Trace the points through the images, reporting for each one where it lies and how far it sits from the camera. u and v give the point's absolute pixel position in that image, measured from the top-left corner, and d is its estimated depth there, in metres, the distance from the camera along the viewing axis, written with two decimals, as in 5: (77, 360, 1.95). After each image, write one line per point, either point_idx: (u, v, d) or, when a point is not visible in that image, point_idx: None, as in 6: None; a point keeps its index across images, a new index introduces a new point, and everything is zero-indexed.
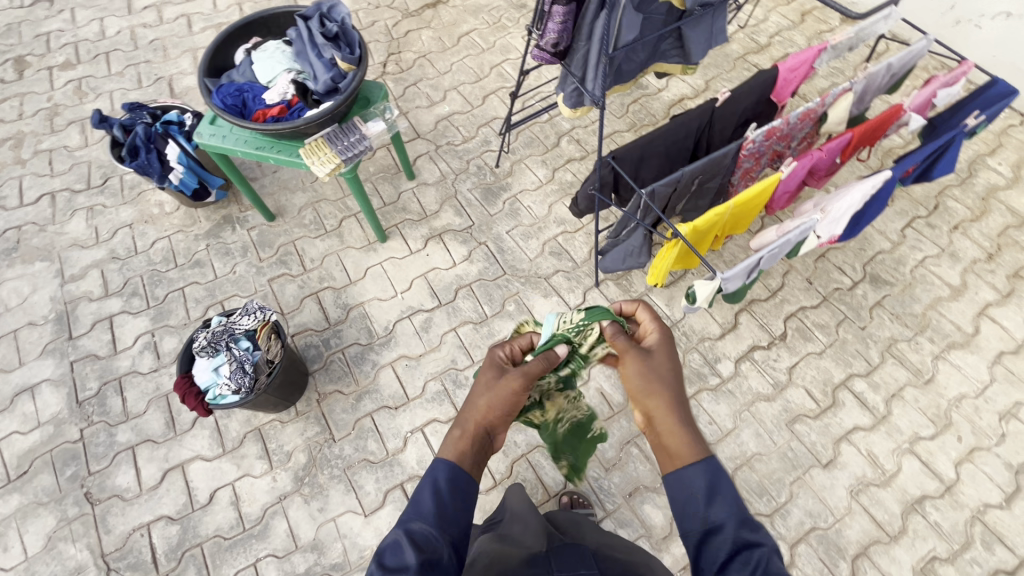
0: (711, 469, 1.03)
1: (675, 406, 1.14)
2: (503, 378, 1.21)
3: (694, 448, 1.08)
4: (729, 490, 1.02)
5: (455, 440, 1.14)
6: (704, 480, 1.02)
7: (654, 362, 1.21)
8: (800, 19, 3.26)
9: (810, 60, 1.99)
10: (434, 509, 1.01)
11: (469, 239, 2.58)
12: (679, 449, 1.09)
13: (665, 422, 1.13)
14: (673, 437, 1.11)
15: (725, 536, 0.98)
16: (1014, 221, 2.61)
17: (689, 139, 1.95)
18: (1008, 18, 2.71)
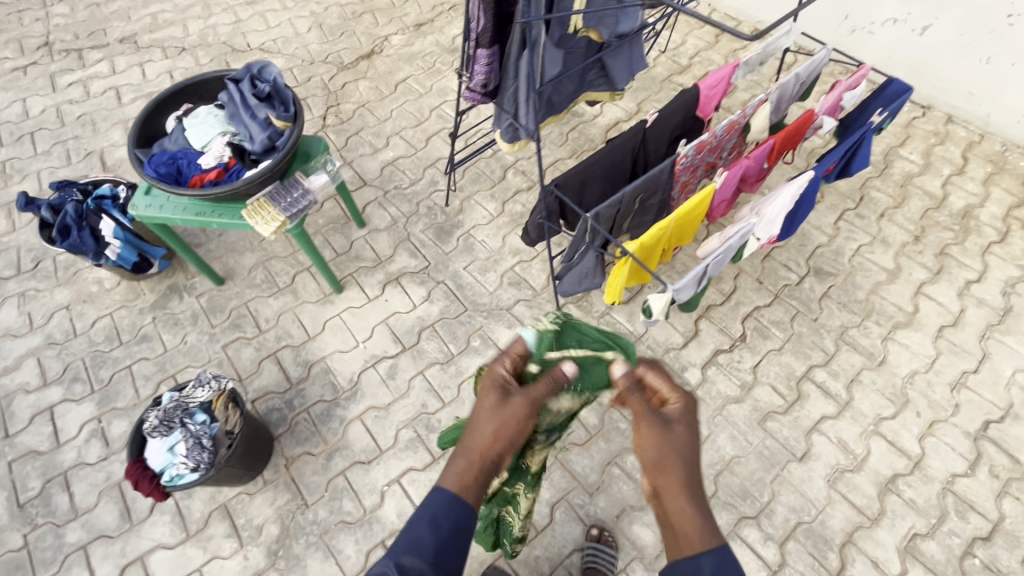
0: (719, 564, 1.04)
1: (690, 484, 1.14)
2: (515, 405, 1.23)
3: (709, 537, 1.07)
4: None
5: (458, 471, 1.18)
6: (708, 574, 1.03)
7: (674, 434, 1.19)
8: (715, 40, 3.50)
9: (726, 77, 2.13)
10: (431, 541, 1.09)
11: (426, 280, 2.57)
12: (693, 534, 1.08)
13: (678, 501, 1.12)
14: (686, 519, 1.10)
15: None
16: (932, 204, 2.81)
17: (625, 159, 2.03)
18: (894, 24, 3.00)
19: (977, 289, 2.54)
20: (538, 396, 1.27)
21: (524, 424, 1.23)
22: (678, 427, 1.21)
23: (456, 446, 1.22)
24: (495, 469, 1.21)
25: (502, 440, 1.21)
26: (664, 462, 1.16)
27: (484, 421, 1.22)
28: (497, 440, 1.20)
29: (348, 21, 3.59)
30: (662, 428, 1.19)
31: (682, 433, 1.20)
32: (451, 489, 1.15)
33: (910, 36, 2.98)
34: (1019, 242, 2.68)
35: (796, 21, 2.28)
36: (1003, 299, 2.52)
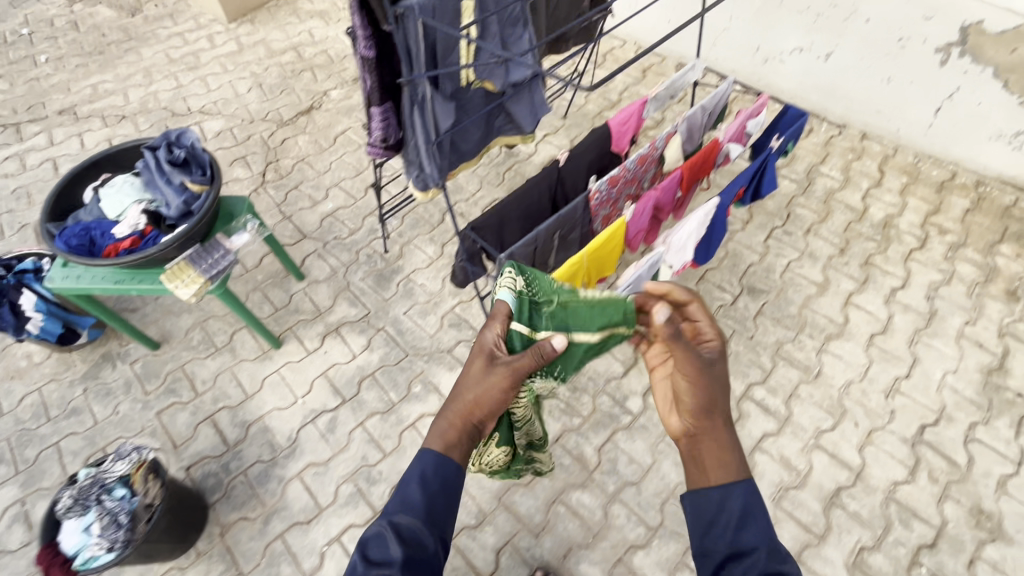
0: (750, 495, 1.11)
1: (729, 423, 1.22)
2: (497, 375, 1.29)
3: (739, 469, 1.16)
4: (762, 520, 1.09)
5: (444, 432, 1.24)
6: (740, 501, 1.11)
7: (712, 378, 1.25)
8: (641, 75, 3.68)
9: (635, 113, 2.22)
10: (421, 495, 1.15)
11: (366, 328, 2.58)
12: (730, 464, 1.16)
13: (716, 437, 1.20)
14: (721, 452, 1.18)
15: (748, 558, 1.05)
16: (854, 217, 2.95)
17: (541, 199, 2.09)
18: (801, 52, 3.21)
19: (902, 295, 2.63)
20: (520, 368, 1.29)
21: (505, 395, 1.29)
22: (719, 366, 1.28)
23: (441, 409, 1.30)
24: (478, 433, 1.28)
25: (484, 405, 1.27)
26: (709, 402, 1.23)
27: (470, 384, 1.30)
28: (477, 402, 1.27)
29: (287, 79, 3.69)
30: (704, 372, 1.24)
31: (719, 375, 1.26)
32: (436, 450, 1.22)
33: (816, 63, 3.20)
34: (938, 247, 2.81)
35: (698, 57, 2.40)
36: (927, 303, 2.61)
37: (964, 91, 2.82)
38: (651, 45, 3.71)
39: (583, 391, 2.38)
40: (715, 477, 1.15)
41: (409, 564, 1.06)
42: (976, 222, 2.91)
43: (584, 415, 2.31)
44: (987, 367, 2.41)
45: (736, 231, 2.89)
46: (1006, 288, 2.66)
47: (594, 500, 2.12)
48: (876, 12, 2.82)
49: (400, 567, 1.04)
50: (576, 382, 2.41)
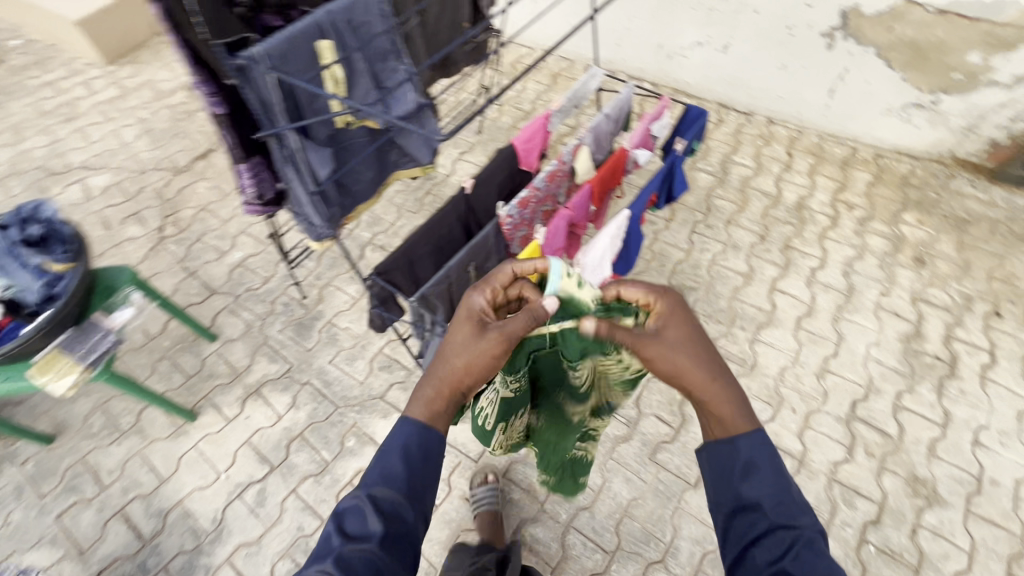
0: (756, 441, 1.06)
1: (714, 374, 1.11)
2: (488, 342, 1.13)
3: (743, 417, 1.09)
4: (771, 468, 1.03)
5: (428, 400, 1.14)
6: (745, 454, 1.05)
7: (673, 340, 1.13)
8: (552, 81, 3.65)
9: (539, 129, 2.15)
10: (404, 466, 1.06)
11: (290, 384, 2.40)
12: (729, 416, 1.09)
13: (713, 391, 1.10)
14: (718, 404, 1.09)
15: (757, 511, 1.00)
16: (770, 203, 3.02)
17: (452, 231, 2.00)
18: (701, 46, 3.27)
19: (822, 275, 2.71)
20: (513, 335, 1.15)
21: (497, 361, 1.16)
22: (671, 331, 1.15)
23: (425, 375, 1.17)
24: (464, 398, 1.18)
25: (472, 371, 1.14)
26: (677, 368, 1.11)
27: (456, 350, 1.15)
28: (465, 369, 1.14)
29: (179, 122, 3.42)
30: (658, 339, 1.12)
31: (680, 336, 1.14)
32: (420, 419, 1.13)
33: (717, 55, 3.26)
34: (848, 223, 2.92)
35: (596, 65, 2.37)
36: (845, 279, 2.70)
37: (853, 71, 2.94)
38: (549, 44, 3.67)
39: None
40: (720, 430, 1.09)
41: (389, 541, 1.00)
42: (880, 194, 3.05)
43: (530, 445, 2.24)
44: (905, 335, 2.51)
45: (660, 231, 2.91)
46: (913, 255, 2.78)
47: (548, 532, 2.06)
48: (763, 3, 2.90)
49: (380, 542, 0.98)
50: None
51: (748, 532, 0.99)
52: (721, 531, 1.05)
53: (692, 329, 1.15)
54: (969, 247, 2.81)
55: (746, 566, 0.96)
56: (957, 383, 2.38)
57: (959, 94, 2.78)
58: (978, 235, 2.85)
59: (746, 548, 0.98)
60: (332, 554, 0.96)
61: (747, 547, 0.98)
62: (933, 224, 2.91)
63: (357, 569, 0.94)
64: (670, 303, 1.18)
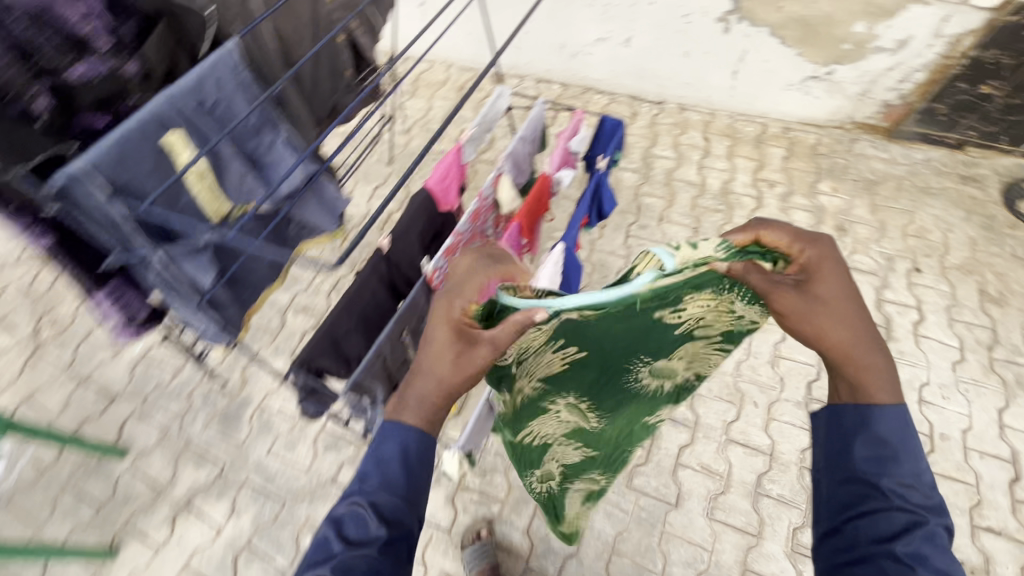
0: (892, 416, 1.00)
1: (864, 338, 1.02)
2: (479, 354, 1.03)
3: (889, 388, 1.01)
4: (906, 450, 0.99)
5: (418, 409, 1.06)
6: (877, 427, 1.01)
7: (823, 300, 1.02)
8: (460, 95, 3.46)
9: (452, 166, 1.98)
10: (404, 474, 1.02)
11: (225, 488, 2.12)
12: (873, 384, 1.02)
13: (862, 358, 1.02)
14: (868, 371, 1.02)
15: (871, 487, 0.98)
16: (697, 192, 3.01)
17: (376, 297, 1.80)
18: (602, 43, 3.20)
19: None
20: (503, 349, 1.03)
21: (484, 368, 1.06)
22: (821, 286, 1.03)
23: (417, 381, 1.07)
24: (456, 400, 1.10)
25: (462, 380, 1.04)
26: (818, 331, 1.02)
27: (443, 356, 1.04)
28: (457, 378, 1.04)
29: None
30: (803, 295, 1.02)
31: (829, 291, 1.03)
32: (417, 428, 1.05)
33: (620, 49, 3.21)
34: (772, 202, 2.97)
35: (500, 86, 2.20)
36: None
37: (751, 52, 2.97)
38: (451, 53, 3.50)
39: (493, 470, 2.17)
40: (855, 397, 1.04)
41: (389, 550, 0.96)
42: (795, 166, 3.12)
43: (502, 500, 2.10)
44: None
45: (596, 241, 2.83)
46: (835, 225, 2.87)
47: None
48: None
49: (380, 548, 0.95)
50: (483, 463, 2.18)
51: (856, 504, 0.98)
52: (823, 495, 1.05)
53: (848, 286, 1.03)
54: (881, 207, 2.94)
55: (843, 537, 0.97)
56: (895, 345, 2.47)
57: (851, 63, 2.87)
58: (887, 194, 2.98)
59: (846, 518, 0.98)
60: (333, 561, 0.92)
61: (849, 519, 0.98)
62: (846, 189, 3.01)
63: None
64: (818, 253, 1.04)
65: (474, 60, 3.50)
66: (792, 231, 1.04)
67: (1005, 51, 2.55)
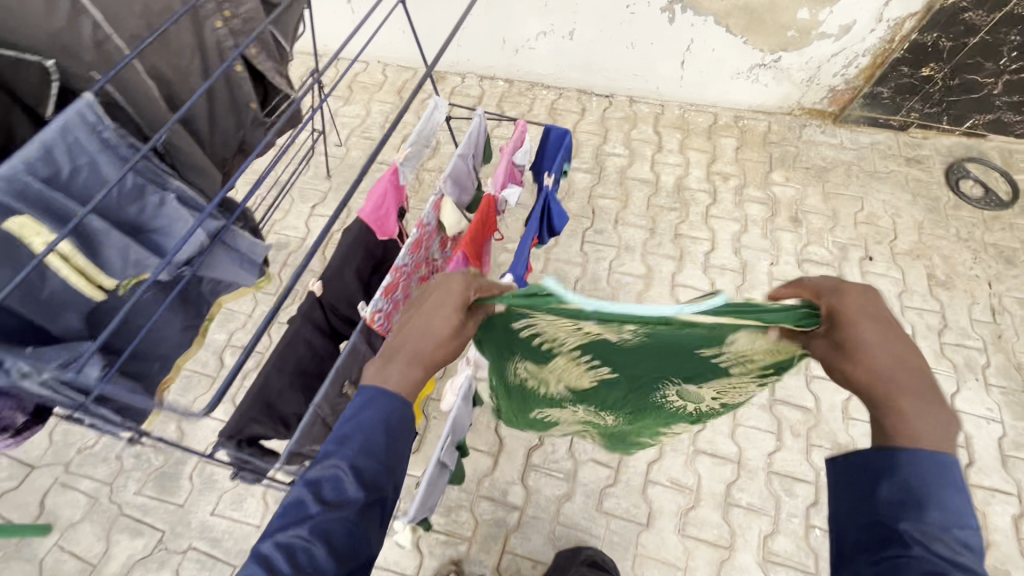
0: (931, 462, 0.87)
1: (906, 385, 0.89)
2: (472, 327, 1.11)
3: (937, 434, 0.87)
4: (939, 497, 0.85)
5: (405, 377, 1.08)
6: (911, 472, 0.87)
7: (858, 348, 0.91)
8: (399, 97, 3.25)
9: (387, 193, 1.80)
10: (384, 442, 1.05)
11: (167, 557, 1.94)
12: (915, 427, 0.88)
13: (904, 405, 0.89)
14: (914, 417, 0.89)
15: (891, 534, 0.86)
16: (651, 190, 2.93)
17: (310, 347, 1.64)
18: (545, 37, 3.05)
19: (715, 258, 2.69)
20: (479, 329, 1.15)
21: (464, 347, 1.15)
22: (855, 331, 0.91)
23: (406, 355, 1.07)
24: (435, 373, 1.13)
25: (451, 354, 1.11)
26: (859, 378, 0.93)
27: (435, 332, 1.06)
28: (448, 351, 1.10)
29: None
30: (833, 346, 0.94)
31: (863, 338, 0.90)
32: (399, 396, 1.08)
33: (564, 43, 3.06)
34: (726, 196, 2.92)
35: (435, 98, 2.01)
36: (736, 257, 2.70)
37: (698, 41, 2.88)
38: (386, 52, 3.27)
39: (458, 506, 2.07)
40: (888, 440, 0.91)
41: (366, 511, 1.02)
42: (748, 157, 3.07)
43: (469, 538, 2.01)
44: None
45: (551, 250, 2.72)
46: (789, 216, 2.85)
47: None
48: None
49: (358, 510, 1.00)
50: (447, 501, 2.08)
51: (877, 549, 0.87)
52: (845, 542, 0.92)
53: (881, 334, 0.90)
54: (832, 195, 2.93)
55: None
56: None
57: (796, 49, 2.82)
58: (837, 181, 2.98)
59: (862, 564, 0.87)
60: (310, 522, 0.97)
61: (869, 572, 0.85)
62: (798, 178, 2.99)
63: (336, 537, 0.97)
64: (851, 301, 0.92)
65: (412, 58, 3.28)
66: (830, 283, 0.95)
67: (943, 34, 2.56)
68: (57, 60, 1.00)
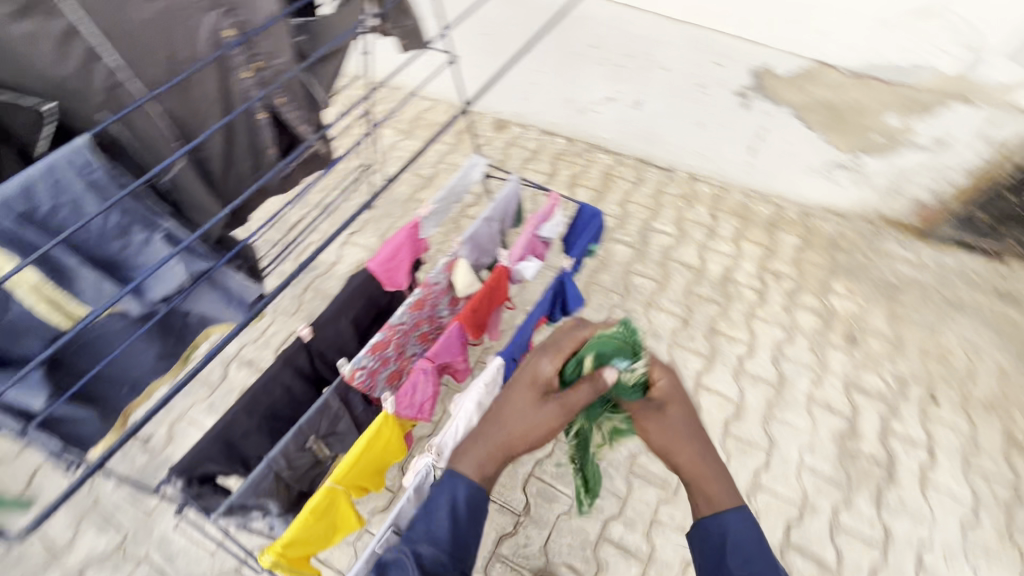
0: (736, 523, 1.08)
1: (705, 458, 1.12)
2: (549, 411, 1.09)
3: (729, 494, 1.10)
4: (755, 548, 1.06)
5: (479, 461, 1.08)
6: (732, 531, 1.07)
7: (673, 423, 1.14)
8: (457, 140, 3.29)
9: (401, 246, 1.74)
10: (450, 534, 1.02)
11: (122, 562, 1.94)
12: (716, 494, 1.10)
13: (708, 473, 1.11)
14: (714, 484, 1.10)
15: None
16: (693, 276, 2.75)
17: (286, 390, 1.60)
18: (611, 102, 2.98)
19: (749, 365, 2.45)
20: (570, 409, 1.11)
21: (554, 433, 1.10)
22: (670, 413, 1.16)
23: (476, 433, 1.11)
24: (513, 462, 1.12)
25: (530, 438, 1.08)
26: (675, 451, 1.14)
27: (511, 415, 1.09)
28: (519, 437, 1.08)
29: None
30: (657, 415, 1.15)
31: (676, 414, 1.16)
32: (471, 480, 1.06)
33: (629, 111, 2.98)
34: (776, 298, 2.67)
35: (475, 155, 1.97)
36: (775, 368, 2.45)
37: (770, 131, 2.70)
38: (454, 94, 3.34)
39: None
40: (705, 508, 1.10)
41: None
42: (809, 259, 2.82)
43: None
44: (840, 434, 2.28)
45: None
46: (845, 333, 2.56)
47: None
48: (671, 60, 2.64)
49: None
50: None
51: None
52: None
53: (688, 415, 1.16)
54: (901, 318, 2.61)
55: None
56: (896, 491, 2.15)
57: (881, 155, 2.58)
58: (909, 304, 2.65)
59: None
60: None
61: None
62: (863, 292, 2.69)
63: None
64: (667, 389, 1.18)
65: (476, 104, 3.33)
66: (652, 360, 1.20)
67: None
68: (62, 101, 1.06)
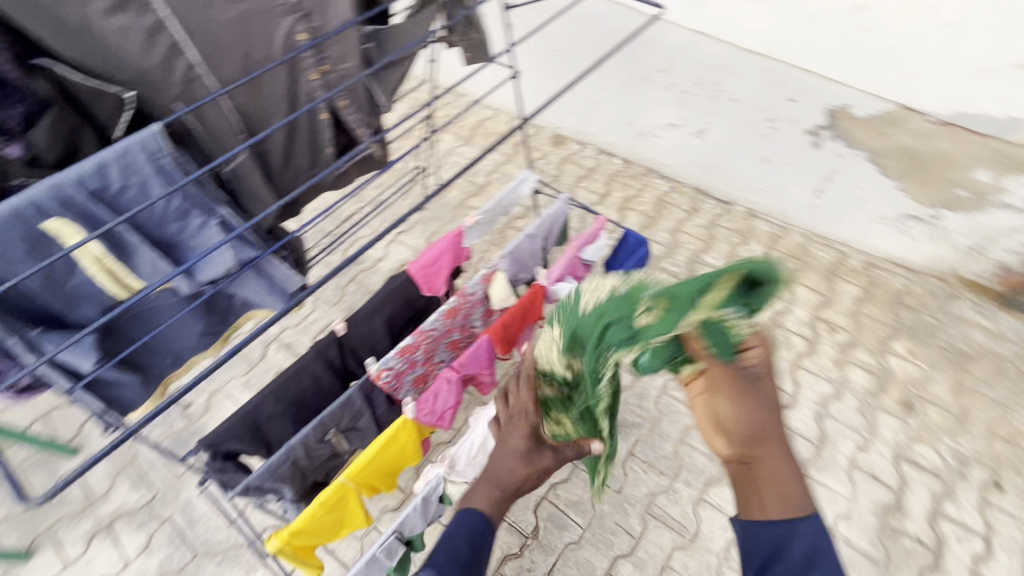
0: (807, 533, 0.86)
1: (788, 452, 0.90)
2: (546, 455, 1.16)
3: (805, 498, 0.89)
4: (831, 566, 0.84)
5: (490, 496, 1.12)
6: (803, 542, 0.86)
7: (760, 401, 0.88)
8: (513, 151, 3.31)
9: (444, 253, 1.76)
10: (463, 558, 1.02)
11: (148, 519, 2.06)
12: (789, 495, 0.88)
13: (784, 466, 0.89)
14: (788, 481, 0.89)
15: None
16: None
17: (315, 380, 1.65)
18: (673, 128, 2.91)
19: (789, 419, 2.31)
20: (561, 456, 1.18)
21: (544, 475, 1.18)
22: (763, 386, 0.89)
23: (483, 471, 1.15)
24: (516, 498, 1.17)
25: (531, 478, 1.14)
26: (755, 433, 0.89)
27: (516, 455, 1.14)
28: (522, 476, 1.13)
29: None
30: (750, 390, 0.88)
31: (768, 391, 0.89)
32: (486, 514, 1.10)
33: (691, 139, 2.90)
34: (827, 350, 2.51)
35: (527, 171, 1.96)
36: (817, 425, 2.30)
37: (840, 174, 2.55)
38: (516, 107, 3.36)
39: None
40: (769, 510, 0.88)
41: None
42: (869, 313, 2.63)
43: None
44: (882, 506, 2.10)
45: None
46: (900, 398, 2.37)
47: None
48: (742, 92, 2.54)
49: None
50: None
51: None
52: None
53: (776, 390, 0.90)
54: (967, 391, 2.38)
55: None
56: None
57: (964, 212, 2.37)
58: (979, 376, 2.42)
59: None
60: None
61: None
62: (928, 357, 2.48)
63: None
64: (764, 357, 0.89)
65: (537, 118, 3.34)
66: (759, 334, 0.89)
67: None
68: (140, 90, 1.15)
